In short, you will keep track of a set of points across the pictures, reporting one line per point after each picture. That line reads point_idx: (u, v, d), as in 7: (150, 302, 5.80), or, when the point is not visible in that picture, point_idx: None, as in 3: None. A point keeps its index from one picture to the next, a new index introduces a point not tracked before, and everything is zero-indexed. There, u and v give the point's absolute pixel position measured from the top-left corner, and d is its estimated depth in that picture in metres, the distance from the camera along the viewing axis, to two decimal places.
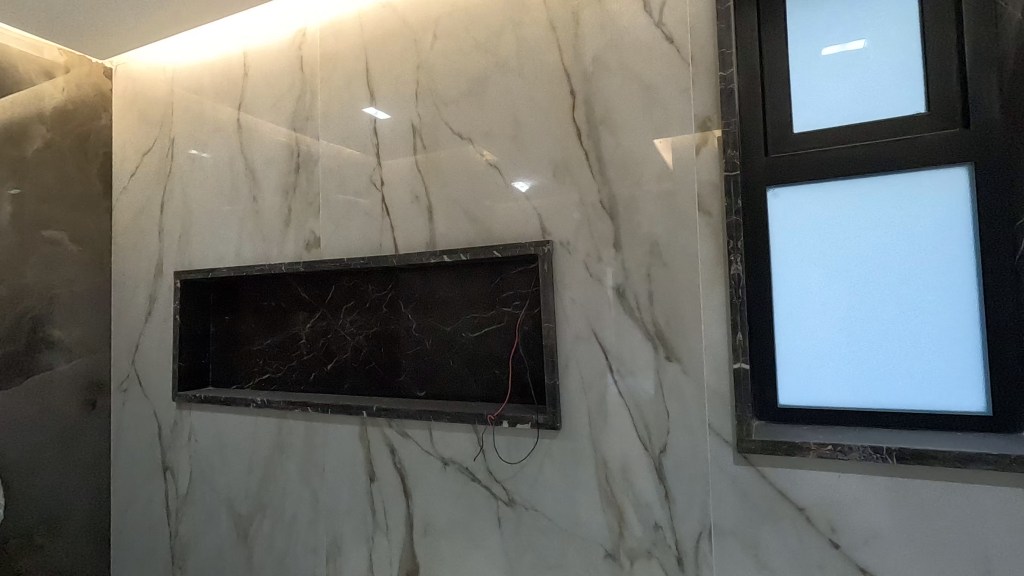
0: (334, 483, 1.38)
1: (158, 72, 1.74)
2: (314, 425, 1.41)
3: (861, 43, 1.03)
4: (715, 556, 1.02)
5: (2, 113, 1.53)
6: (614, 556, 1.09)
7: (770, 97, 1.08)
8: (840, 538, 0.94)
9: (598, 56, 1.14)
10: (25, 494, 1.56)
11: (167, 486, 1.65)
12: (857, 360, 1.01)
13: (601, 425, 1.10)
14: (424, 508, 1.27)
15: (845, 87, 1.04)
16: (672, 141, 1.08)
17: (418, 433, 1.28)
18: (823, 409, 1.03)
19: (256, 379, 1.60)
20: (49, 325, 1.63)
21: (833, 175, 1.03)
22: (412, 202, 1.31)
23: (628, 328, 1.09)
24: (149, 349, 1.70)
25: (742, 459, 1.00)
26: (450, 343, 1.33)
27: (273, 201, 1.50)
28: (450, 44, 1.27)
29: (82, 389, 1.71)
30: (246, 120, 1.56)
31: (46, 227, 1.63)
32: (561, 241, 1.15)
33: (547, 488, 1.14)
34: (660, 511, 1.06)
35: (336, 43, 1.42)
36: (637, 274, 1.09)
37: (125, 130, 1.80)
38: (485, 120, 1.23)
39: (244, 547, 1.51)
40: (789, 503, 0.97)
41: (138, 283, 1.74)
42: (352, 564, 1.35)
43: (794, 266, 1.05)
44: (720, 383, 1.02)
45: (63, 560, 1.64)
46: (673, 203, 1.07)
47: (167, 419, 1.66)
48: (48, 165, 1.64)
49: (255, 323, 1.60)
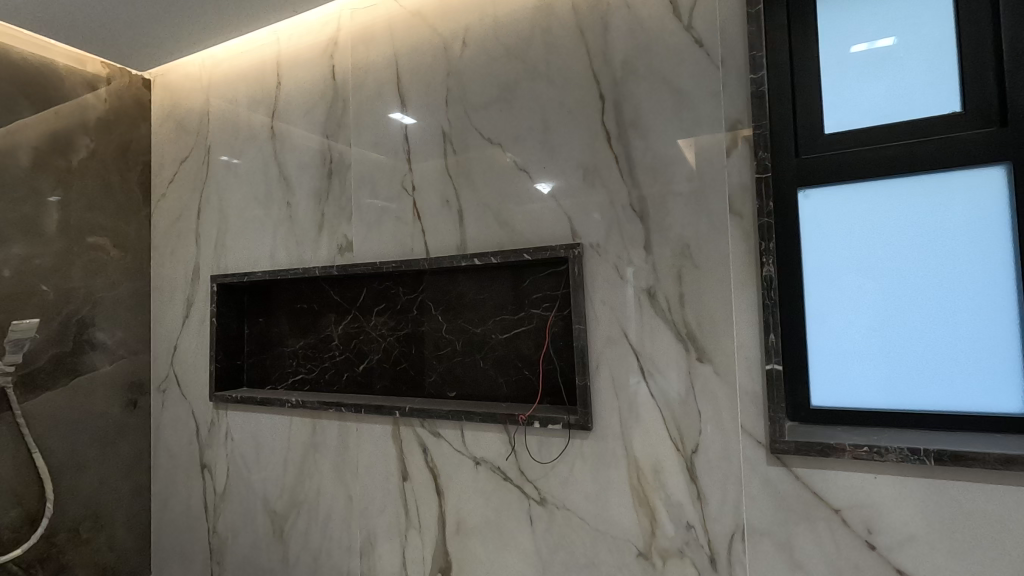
0: (368, 482, 1.41)
1: (194, 81, 1.80)
2: (347, 425, 1.45)
3: (890, 41, 1.03)
4: (749, 556, 1.02)
5: (49, 124, 1.61)
6: (646, 555, 1.10)
7: (800, 98, 1.08)
8: (877, 540, 0.94)
9: (627, 60, 1.15)
10: (72, 489, 1.63)
11: (205, 484, 1.70)
12: (889, 362, 1.01)
13: (632, 425, 1.12)
14: (456, 507, 1.29)
15: (877, 86, 1.03)
16: (702, 143, 1.08)
17: (449, 433, 1.30)
18: (856, 409, 1.03)
19: (290, 379, 1.64)
20: (93, 328, 1.70)
21: (865, 175, 1.03)
22: (442, 206, 1.33)
23: (659, 330, 1.10)
24: (187, 351, 1.76)
25: (776, 460, 1.00)
26: (480, 345, 1.35)
27: (306, 206, 1.54)
28: (479, 51, 1.30)
29: (124, 390, 1.77)
30: (279, 127, 1.60)
31: (90, 233, 1.70)
32: (591, 243, 1.16)
33: (579, 488, 1.16)
34: (692, 511, 1.06)
35: (367, 50, 1.45)
36: (668, 276, 1.10)
37: (163, 138, 1.86)
38: (515, 125, 1.25)
39: (280, 544, 1.55)
40: (823, 504, 0.97)
41: (176, 286, 1.80)
42: (385, 560, 1.38)
43: (826, 266, 1.05)
44: (753, 384, 1.03)
45: (108, 553, 1.70)
46: (704, 205, 1.08)
47: (205, 419, 1.71)
48: (92, 173, 1.71)
49: (289, 324, 1.64)
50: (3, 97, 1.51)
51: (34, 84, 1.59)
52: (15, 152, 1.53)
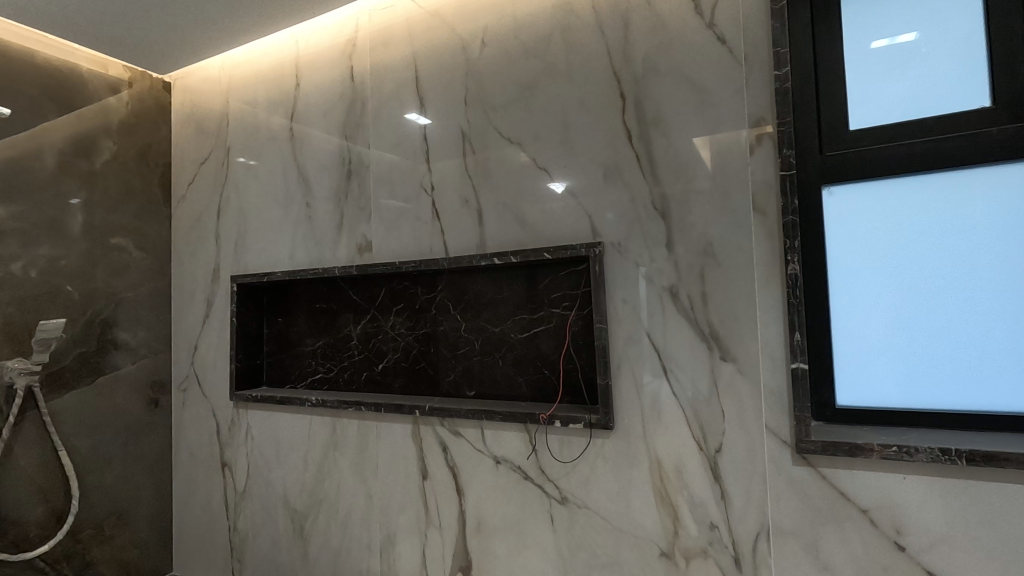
0: (388, 481, 1.42)
1: (214, 84, 1.82)
2: (367, 424, 1.45)
3: (912, 36, 1.02)
4: (775, 556, 1.01)
5: (72, 127, 1.63)
6: (669, 555, 1.09)
7: (824, 94, 1.07)
8: (906, 541, 0.92)
9: (649, 58, 1.15)
10: (96, 487, 1.65)
11: (226, 482, 1.72)
12: (915, 362, 1.00)
13: (655, 425, 1.11)
14: (477, 506, 1.29)
15: (902, 81, 1.02)
16: (725, 140, 1.08)
17: (470, 433, 1.30)
18: (883, 409, 1.02)
19: (309, 379, 1.66)
20: (117, 328, 1.72)
21: (892, 172, 1.01)
22: (462, 205, 1.34)
23: (682, 329, 1.09)
24: (207, 351, 1.78)
25: (801, 460, 0.99)
26: (499, 344, 1.35)
27: (325, 207, 1.55)
28: (499, 51, 1.30)
29: (146, 389, 1.79)
30: (299, 129, 1.62)
31: (113, 234, 1.72)
32: (612, 242, 1.16)
33: (600, 487, 1.16)
34: (716, 510, 1.06)
35: (385, 51, 1.46)
36: (691, 275, 1.09)
37: (183, 140, 1.88)
38: (534, 124, 1.25)
39: (301, 542, 1.56)
40: (851, 504, 0.96)
41: (196, 287, 1.82)
42: (405, 558, 1.39)
43: (849, 266, 1.04)
44: (778, 383, 1.02)
45: (131, 550, 1.73)
46: (727, 203, 1.07)
47: (225, 418, 1.73)
48: (114, 176, 1.73)
49: (308, 324, 1.66)
50: (28, 101, 1.54)
51: (59, 87, 1.61)
52: (40, 155, 1.55)
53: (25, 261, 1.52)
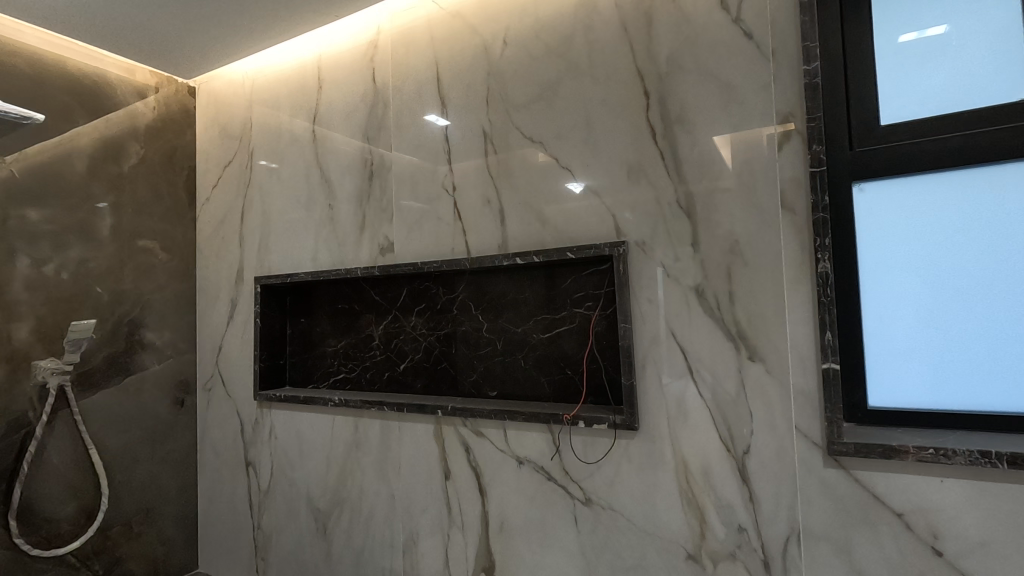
0: (411, 481, 1.42)
1: (238, 87, 1.84)
2: (389, 424, 1.46)
3: (941, 29, 0.99)
4: (806, 560, 0.99)
5: (100, 132, 1.66)
6: (696, 557, 1.08)
7: (854, 89, 1.05)
8: (944, 546, 0.90)
9: (673, 55, 1.13)
10: (124, 485, 1.69)
11: (250, 481, 1.74)
12: (945, 363, 0.97)
13: (681, 425, 1.10)
14: (499, 507, 1.29)
15: (935, 74, 1.00)
16: (752, 136, 1.06)
17: (493, 433, 1.30)
18: (915, 411, 0.99)
19: (332, 379, 1.67)
20: (144, 328, 1.75)
21: (926, 167, 0.99)
22: (483, 205, 1.33)
23: (709, 329, 1.08)
24: (231, 351, 1.80)
25: (833, 462, 0.97)
26: (521, 344, 1.35)
27: (348, 208, 1.56)
28: (521, 50, 1.30)
29: (172, 389, 1.82)
30: (321, 132, 1.63)
31: (140, 237, 1.76)
32: (636, 241, 1.15)
33: (625, 489, 1.15)
34: (744, 512, 1.04)
35: (407, 53, 1.47)
36: (717, 274, 1.08)
37: (207, 143, 1.91)
38: (557, 124, 1.25)
39: (324, 541, 1.57)
40: (886, 508, 0.94)
41: (220, 288, 1.84)
42: (428, 558, 1.39)
43: (879, 264, 1.02)
44: (807, 384, 1.00)
45: (158, 547, 1.76)
46: (754, 200, 1.05)
47: (249, 418, 1.74)
48: (141, 179, 1.77)
49: (330, 324, 1.67)
50: (59, 107, 1.58)
51: (88, 93, 1.65)
52: (71, 159, 1.59)
53: (56, 263, 1.56)
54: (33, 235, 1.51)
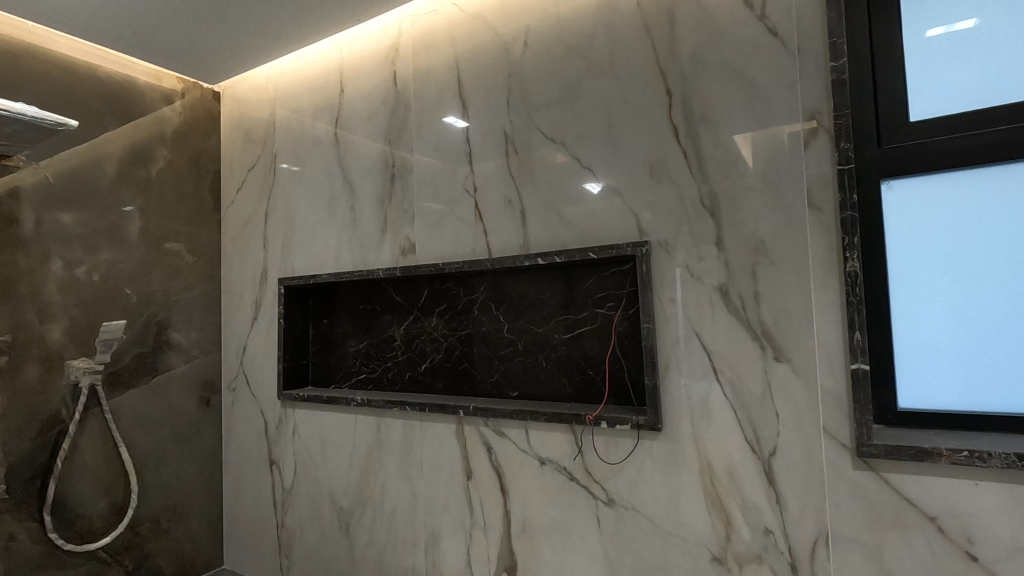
0: (432, 481, 1.43)
1: (262, 92, 1.87)
2: (411, 424, 1.47)
3: (971, 23, 0.97)
4: (835, 563, 0.98)
5: (129, 137, 1.70)
6: (720, 560, 1.07)
7: (882, 85, 1.03)
8: (979, 551, 0.88)
9: (696, 54, 1.13)
10: (153, 482, 1.72)
11: (274, 480, 1.76)
12: (976, 364, 0.95)
13: (705, 426, 1.09)
14: (522, 507, 1.29)
15: (965, 69, 0.98)
16: (777, 134, 1.05)
17: (515, 433, 1.30)
18: (947, 413, 0.97)
19: (354, 379, 1.68)
20: (171, 329, 1.79)
21: (958, 163, 0.97)
22: (505, 206, 1.34)
23: (734, 329, 1.07)
24: (255, 351, 1.83)
25: (863, 464, 0.96)
26: (542, 345, 1.35)
27: (369, 210, 1.57)
28: (542, 51, 1.30)
29: (198, 388, 1.86)
30: (343, 135, 1.65)
31: (168, 239, 1.80)
32: (659, 241, 1.15)
33: (649, 490, 1.14)
34: (770, 515, 1.03)
35: (428, 55, 1.48)
36: (742, 273, 1.07)
37: (231, 147, 1.95)
38: (578, 124, 1.25)
39: (347, 539, 1.59)
40: (918, 512, 0.92)
41: (245, 290, 1.87)
42: (449, 558, 1.40)
43: (908, 264, 1.00)
44: (835, 384, 0.98)
45: (185, 544, 1.79)
46: (780, 199, 1.04)
47: (273, 417, 1.77)
48: (168, 183, 1.80)
49: (352, 325, 1.69)
50: (91, 113, 1.62)
51: (118, 99, 1.69)
52: (101, 164, 1.63)
53: (88, 265, 1.60)
54: (66, 238, 1.56)
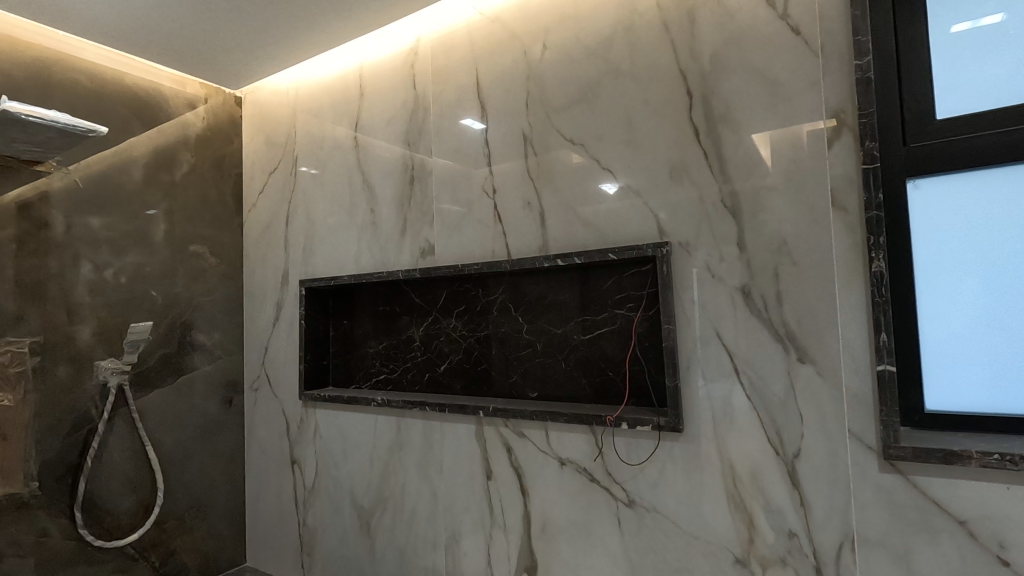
0: (453, 481, 1.44)
1: (282, 96, 1.89)
2: (431, 424, 1.48)
3: (997, 18, 0.96)
4: (861, 566, 0.97)
5: (154, 142, 1.74)
6: (743, 562, 1.06)
7: (907, 83, 1.02)
8: (1011, 555, 0.86)
9: (717, 55, 1.12)
10: (178, 480, 1.76)
11: (296, 479, 1.79)
12: (1004, 365, 0.94)
13: (727, 427, 1.09)
14: (542, 508, 1.29)
15: (992, 65, 0.96)
16: (800, 133, 1.04)
17: (535, 434, 1.31)
18: (975, 415, 0.96)
19: (373, 380, 1.70)
20: (194, 329, 1.82)
21: (987, 161, 0.95)
22: (524, 208, 1.34)
23: (756, 330, 1.06)
24: (277, 351, 1.85)
25: (889, 467, 0.95)
26: (561, 346, 1.35)
27: (389, 212, 1.59)
28: (561, 54, 1.30)
29: (221, 388, 1.89)
30: (362, 139, 1.67)
31: (191, 242, 1.83)
32: (680, 242, 1.14)
33: (670, 491, 1.14)
34: (794, 517, 1.02)
35: (447, 58, 1.49)
36: (764, 274, 1.06)
37: (253, 151, 1.98)
38: (597, 125, 1.25)
39: (368, 538, 1.60)
40: (947, 515, 0.90)
41: (266, 291, 1.90)
42: (469, 557, 1.40)
43: (934, 264, 0.99)
44: (861, 386, 0.97)
45: (209, 541, 1.82)
46: (803, 198, 1.03)
47: (294, 416, 1.79)
48: (192, 187, 1.84)
49: (372, 326, 1.70)
50: (119, 119, 1.66)
51: (144, 106, 1.72)
52: (128, 169, 1.67)
53: (116, 268, 1.64)
54: (95, 242, 1.60)
